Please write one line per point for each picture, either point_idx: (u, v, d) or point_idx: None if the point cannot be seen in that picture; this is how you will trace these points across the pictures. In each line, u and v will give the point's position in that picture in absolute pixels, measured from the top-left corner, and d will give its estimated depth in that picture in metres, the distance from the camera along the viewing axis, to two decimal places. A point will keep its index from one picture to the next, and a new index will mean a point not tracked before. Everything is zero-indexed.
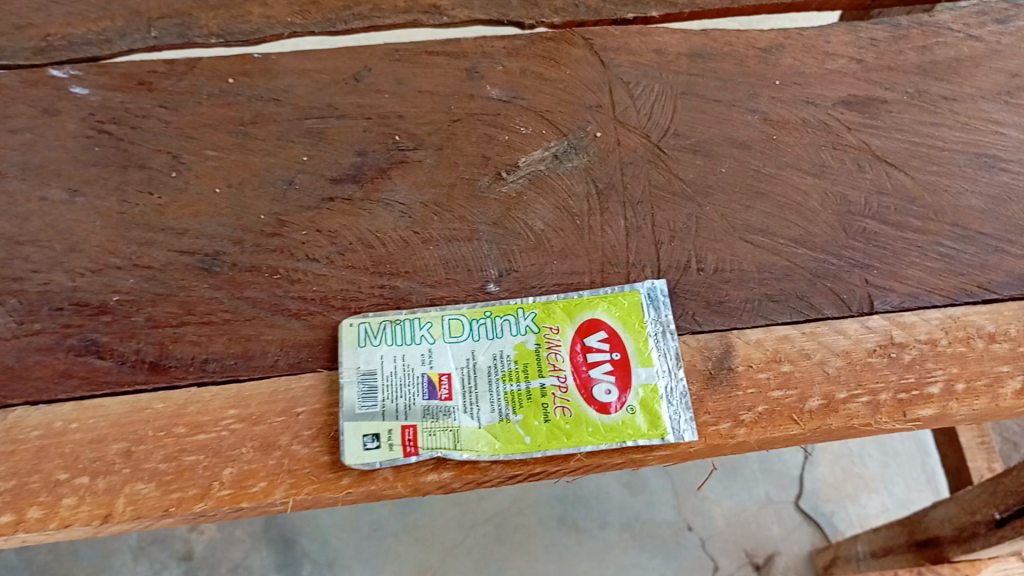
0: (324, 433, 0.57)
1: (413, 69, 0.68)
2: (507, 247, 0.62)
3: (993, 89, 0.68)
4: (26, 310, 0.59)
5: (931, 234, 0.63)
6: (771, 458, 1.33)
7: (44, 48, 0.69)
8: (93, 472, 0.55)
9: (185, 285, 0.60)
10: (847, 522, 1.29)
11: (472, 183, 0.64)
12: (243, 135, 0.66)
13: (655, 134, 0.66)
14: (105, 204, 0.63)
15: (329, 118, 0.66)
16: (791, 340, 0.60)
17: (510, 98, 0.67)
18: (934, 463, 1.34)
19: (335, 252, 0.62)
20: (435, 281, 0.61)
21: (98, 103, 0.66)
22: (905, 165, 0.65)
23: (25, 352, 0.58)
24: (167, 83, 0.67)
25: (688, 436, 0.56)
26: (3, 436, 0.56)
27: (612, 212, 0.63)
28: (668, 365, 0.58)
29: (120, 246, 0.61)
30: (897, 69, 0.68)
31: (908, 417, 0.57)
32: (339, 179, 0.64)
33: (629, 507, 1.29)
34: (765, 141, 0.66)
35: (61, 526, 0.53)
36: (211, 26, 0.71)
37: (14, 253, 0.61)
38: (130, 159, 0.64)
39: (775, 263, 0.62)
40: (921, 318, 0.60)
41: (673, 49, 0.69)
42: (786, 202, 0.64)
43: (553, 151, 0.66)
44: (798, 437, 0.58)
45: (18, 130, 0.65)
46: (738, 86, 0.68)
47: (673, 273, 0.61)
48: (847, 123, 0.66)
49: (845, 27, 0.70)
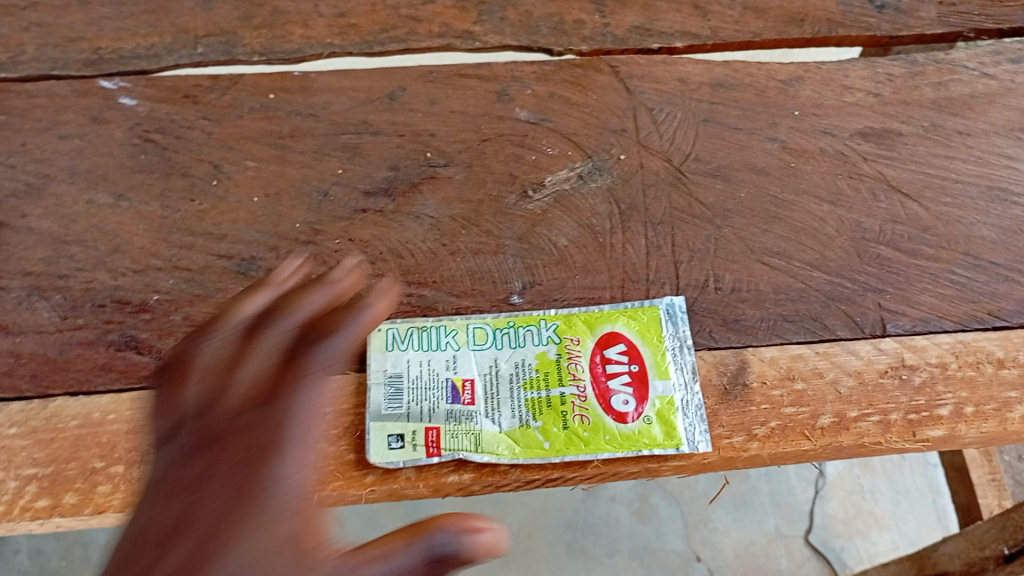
0: (350, 433, 0.58)
1: (446, 90, 0.71)
2: (531, 262, 0.65)
3: (1006, 125, 0.70)
4: (70, 305, 0.62)
5: (943, 262, 0.65)
6: (782, 492, 1.36)
7: (95, 60, 0.72)
8: (128, 462, 0.57)
9: (221, 288, 0.63)
10: (857, 558, 1.31)
11: (499, 200, 0.67)
12: (282, 148, 0.69)
13: (677, 158, 0.69)
14: (148, 208, 0.66)
15: (363, 134, 0.69)
16: (804, 359, 0.61)
17: (538, 120, 0.70)
18: (946, 503, 1.34)
19: (366, 260, 0.64)
20: (460, 291, 0.64)
21: (146, 113, 0.69)
22: (919, 196, 0.67)
23: (67, 346, 0.61)
24: (211, 96, 0.70)
25: (702, 447, 0.58)
26: (44, 423, 0.58)
27: (634, 231, 0.66)
28: (682, 378, 0.60)
29: (161, 249, 0.64)
30: (913, 104, 0.71)
31: (918, 437, 0.59)
32: (372, 192, 0.67)
33: (638, 536, 1.33)
34: (783, 168, 0.68)
35: (95, 511, 0.56)
36: (255, 44, 0.74)
37: (60, 252, 0.64)
38: (174, 166, 0.68)
39: (791, 285, 0.64)
40: (932, 341, 0.62)
41: (696, 79, 0.72)
42: (802, 227, 0.66)
43: (578, 171, 0.68)
44: (809, 453, 0.59)
45: (68, 137, 0.68)
46: (758, 115, 0.70)
47: (691, 290, 0.63)
48: (863, 153, 0.69)
49: (863, 63, 0.73)
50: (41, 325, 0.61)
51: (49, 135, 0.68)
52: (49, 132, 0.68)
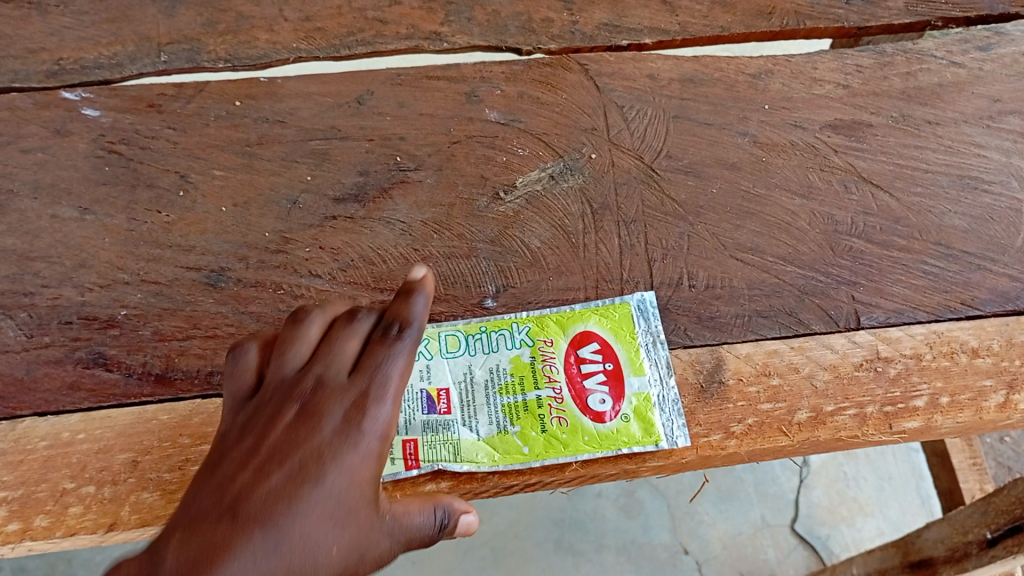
0: None
1: (414, 92, 0.71)
2: (504, 264, 0.64)
3: (975, 113, 0.70)
4: (36, 324, 0.61)
5: (916, 253, 0.65)
6: (767, 482, 1.38)
7: (56, 71, 0.71)
8: (100, 482, 0.57)
9: (191, 300, 0.62)
10: (843, 545, 1.32)
11: (470, 203, 0.66)
12: (249, 156, 0.68)
13: (648, 156, 0.68)
14: (114, 221, 0.65)
15: (332, 140, 0.68)
16: (779, 355, 0.61)
17: (507, 121, 0.70)
18: (928, 486, 1.37)
19: (337, 268, 0.64)
20: (434, 297, 0.63)
21: (109, 124, 0.68)
22: (890, 187, 0.67)
23: (34, 365, 0.60)
24: (176, 105, 0.69)
25: (681, 442, 0.58)
26: (12, 446, 0.57)
27: (607, 230, 0.65)
28: (657, 377, 0.60)
29: (128, 262, 0.63)
30: (882, 95, 0.71)
31: (894, 429, 0.59)
32: (342, 199, 0.66)
33: (626, 530, 1.34)
34: (755, 163, 0.68)
35: (67, 534, 0.55)
36: (219, 50, 0.73)
37: (25, 269, 0.63)
38: (139, 178, 0.67)
39: (765, 280, 0.64)
40: (907, 333, 0.62)
41: (666, 75, 0.71)
42: (775, 221, 0.66)
43: (550, 172, 0.68)
44: (787, 449, 0.59)
45: (30, 150, 0.67)
46: (728, 110, 0.70)
47: (665, 289, 0.63)
48: (834, 146, 0.69)
49: (832, 54, 0.72)
50: (8, 344, 0.61)
51: (10, 149, 0.67)
52: (11, 146, 0.67)
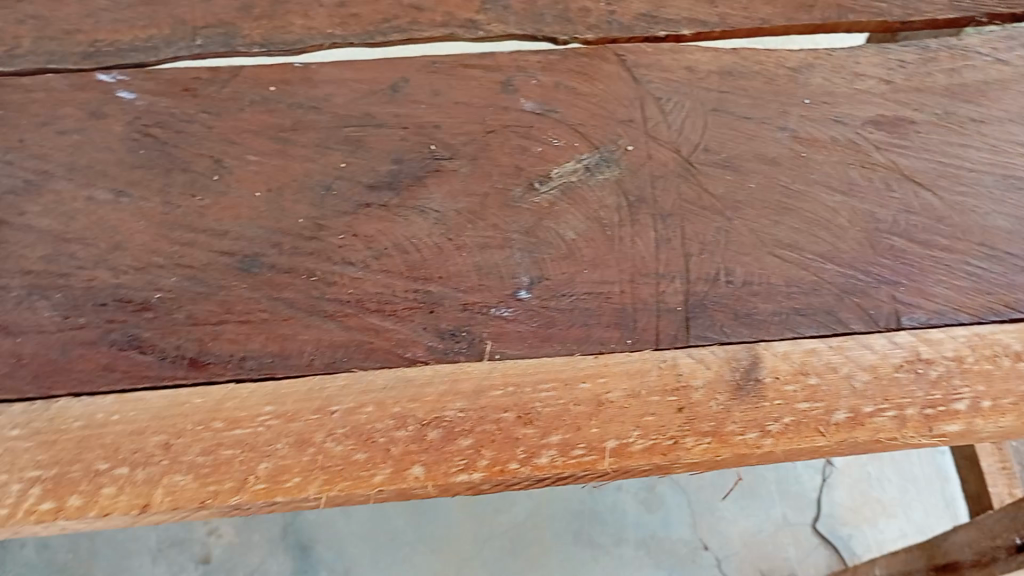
0: (357, 431, 0.58)
1: (449, 81, 0.70)
2: (539, 256, 0.64)
3: (1020, 112, 0.69)
4: (71, 304, 0.61)
5: (959, 253, 0.64)
6: (789, 480, 1.41)
7: (92, 53, 0.71)
8: (133, 463, 0.57)
9: (224, 285, 0.62)
10: (865, 546, 1.36)
11: (505, 193, 0.66)
12: (283, 141, 0.67)
13: (685, 149, 0.67)
14: (149, 204, 0.65)
15: (366, 127, 0.68)
16: (818, 353, 0.61)
17: (543, 111, 0.69)
18: (953, 490, 1.42)
19: (371, 256, 0.63)
20: (467, 287, 0.63)
21: (144, 107, 0.68)
22: (933, 185, 0.66)
23: (69, 346, 0.60)
24: (211, 89, 0.69)
25: (522, 294, 0.63)
26: (47, 425, 0.57)
27: (643, 224, 0.65)
28: (677, 381, 0.60)
29: (163, 246, 0.63)
30: (926, 91, 0.70)
31: (935, 431, 0.58)
32: (375, 186, 0.66)
33: (645, 525, 1.36)
34: (794, 159, 0.67)
35: (100, 514, 0.55)
36: (254, 35, 0.72)
37: (61, 250, 0.63)
38: (174, 162, 0.66)
39: (804, 278, 0.63)
40: (948, 334, 0.62)
41: (704, 67, 0.70)
42: (814, 218, 0.65)
43: (585, 163, 0.67)
44: (825, 450, 0.59)
45: (66, 132, 0.67)
46: (768, 104, 0.69)
47: (702, 284, 0.63)
48: (876, 142, 0.68)
49: (874, 49, 0.71)
50: (42, 324, 0.61)
51: (46, 130, 0.67)
52: (46, 127, 0.67)
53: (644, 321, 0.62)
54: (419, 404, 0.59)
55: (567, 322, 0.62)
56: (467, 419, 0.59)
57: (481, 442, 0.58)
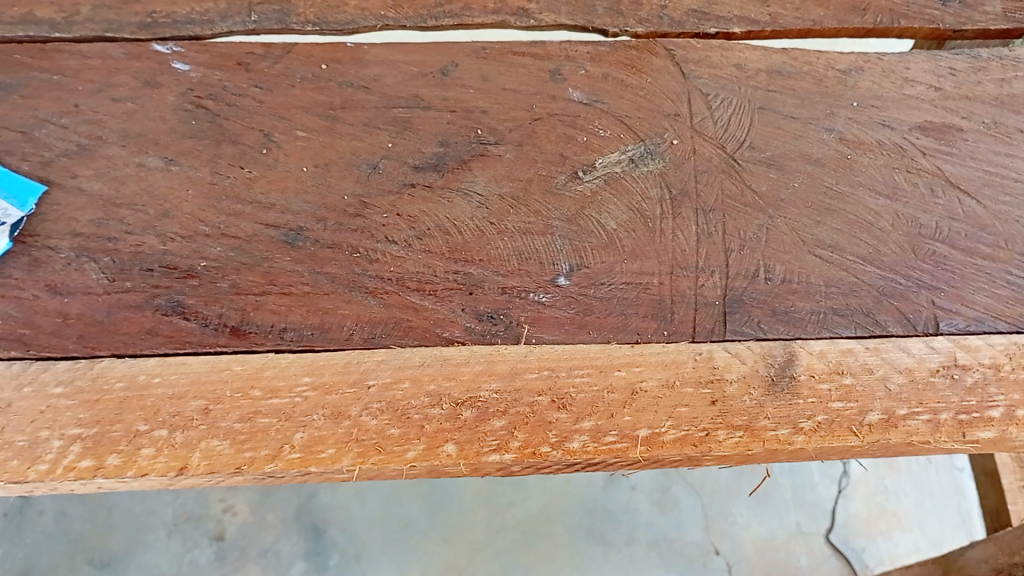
0: (392, 407, 0.59)
1: (499, 67, 0.70)
2: (579, 244, 0.64)
3: None
4: (119, 268, 0.62)
5: (1001, 262, 0.65)
6: (804, 488, 1.41)
7: (149, 24, 0.70)
8: (172, 426, 0.58)
9: (268, 257, 0.63)
10: (878, 558, 1.36)
11: (549, 180, 0.66)
12: (332, 119, 0.68)
13: (731, 145, 0.68)
14: (198, 174, 0.65)
15: (414, 109, 0.68)
16: (854, 354, 0.61)
17: (591, 101, 0.69)
18: (970, 506, 1.42)
19: (413, 236, 0.64)
20: (507, 270, 0.64)
21: (198, 79, 0.68)
22: (977, 193, 0.67)
23: (114, 308, 0.61)
24: (263, 64, 0.69)
25: (562, 281, 0.63)
26: (90, 384, 0.58)
27: (684, 217, 0.65)
28: (711, 374, 0.61)
29: (210, 215, 0.64)
30: (975, 99, 0.70)
31: (968, 437, 0.59)
32: (421, 167, 0.66)
33: (658, 526, 1.36)
34: (840, 160, 0.67)
35: (138, 474, 0.57)
36: (308, 14, 0.72)
37: (110, 215, 0.63)
38: (224, 134, 0.67)
39: (843, 279, 0.64)
40: (986, 342, 0.62)
41: (753, 65, 0.70)
42: (856, 220, 0.66)
43: (630, 154, 0.67)
44: (856, 449, 0.59)
45: (120, 99, 0.67)
46: (815, 105, 0.69)
47: (740, 280, 0.64)
48: (922, 148, 0.68)
49: (925, 54, 0.71)
50: (89, 286, 0.61)
51: (101, 96, 0.67)
52: (101, 94, 0.67)
53: (681, 314, 0.63)
54: (454, 382, 0.60)
55: (604, 310, 0.63)
56: (501, 400, 0.59)
57: (514, 424, 0.59)
